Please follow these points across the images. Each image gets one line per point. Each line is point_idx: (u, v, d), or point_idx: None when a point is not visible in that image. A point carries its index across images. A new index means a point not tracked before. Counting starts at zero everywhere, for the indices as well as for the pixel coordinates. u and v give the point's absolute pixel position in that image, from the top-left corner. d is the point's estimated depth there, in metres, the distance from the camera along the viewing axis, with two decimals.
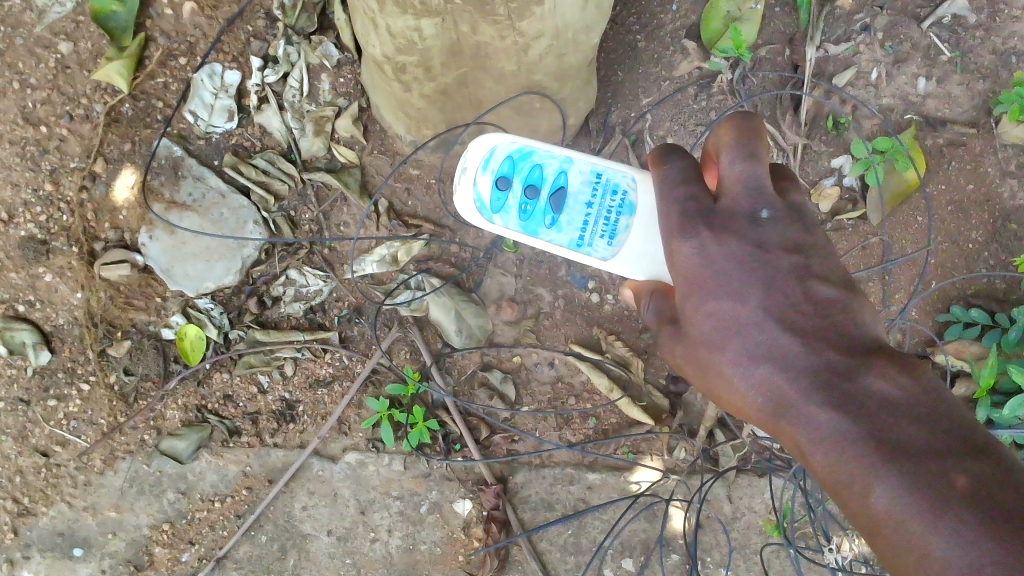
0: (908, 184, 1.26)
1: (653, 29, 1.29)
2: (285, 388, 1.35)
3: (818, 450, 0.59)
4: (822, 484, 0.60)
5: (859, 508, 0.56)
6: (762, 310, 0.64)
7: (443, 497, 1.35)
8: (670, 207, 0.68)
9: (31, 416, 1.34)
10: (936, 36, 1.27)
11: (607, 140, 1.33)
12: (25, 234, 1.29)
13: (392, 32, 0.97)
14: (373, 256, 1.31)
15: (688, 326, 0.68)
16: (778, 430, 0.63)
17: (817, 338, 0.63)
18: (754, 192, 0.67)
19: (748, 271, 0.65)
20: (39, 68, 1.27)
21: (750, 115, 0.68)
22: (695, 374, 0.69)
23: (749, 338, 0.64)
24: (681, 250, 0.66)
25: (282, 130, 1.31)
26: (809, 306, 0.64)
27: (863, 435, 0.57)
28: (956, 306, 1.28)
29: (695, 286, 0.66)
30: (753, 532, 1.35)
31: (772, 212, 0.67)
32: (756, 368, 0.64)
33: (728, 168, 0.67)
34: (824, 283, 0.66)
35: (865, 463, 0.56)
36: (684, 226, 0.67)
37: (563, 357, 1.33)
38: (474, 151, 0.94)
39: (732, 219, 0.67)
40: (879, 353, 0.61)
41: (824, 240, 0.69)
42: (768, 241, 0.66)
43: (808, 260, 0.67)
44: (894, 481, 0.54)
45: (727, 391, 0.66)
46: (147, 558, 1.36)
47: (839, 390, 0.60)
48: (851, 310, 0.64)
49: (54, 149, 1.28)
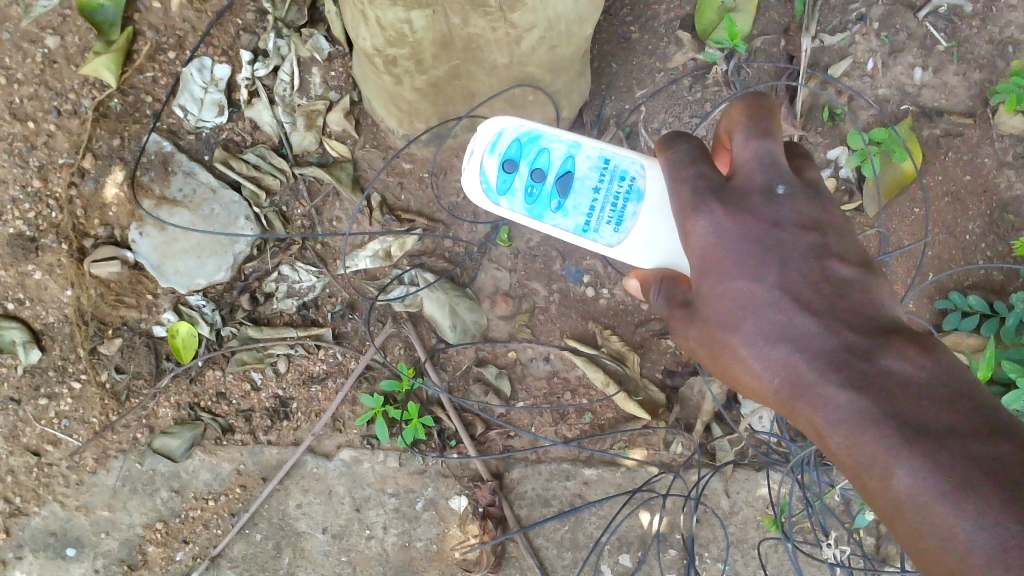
0: (903, 175, 1.25)
1: (647, 21, 1.28)
2: (279, 384, 1.33)
3: (836, 432, 0.60)
4: (840, 465, 0.61)
5: (879, 489, 0.57)
6: (778, 289, 0.65)
7: (438, 494, 1.34)
8: (682, 187, 0.69)
9: (22, 415, 1.33)
10: (932, 25, 1.26)
11: (601, 133, 1.31)
12: (13, 231, 1.28)
13: (382, 24, 0.95)
14: (366, 251, 1.30)
15: (703, 306, 0.68)
16: (794, 411, 0.63)
17: (834, 318, 0.63)
18: (768, 168, 0.68)
19: (765, 250, 0.66)
20: (25, 63, 1.25)
21: (758, 95, 0.70)
22: (709, 355, 0.69)
23: (765, 318, 0.65)
24: (694, 229, 0.68)
25: (273, 124, 1.29)
26: (827, 285, 0.64)
27: (883, 416, 0.58)
28: (955, 293, 1.27)
29: (710, 266, 0.67)
30: (750, 526, 1.34)
31: (787, 187, 0.68)
32: (772, 349, 0.64)
33: (740, 145, 0.69)
34: (842, 262, 0.66)
35: (885, 446, 0.57)
36: (697, 205, 0.68)
37: (559, 352, 1.32)
38: (481, 134, 0.93)
39: (746, 195, 0.67)
40: (898, 333, 0.62)
41: (841, 218, 0.69)
42: (784, 218, 0.67)
43: (825, 239, 0.67)
44: (915, 464, 0.55)
45: (741, 371, 0.66)
46: (141, 557, 1.35)
47: (857, 371, 0.60)
48: (868, 289, 0.65)
49: (42, 145, 1.27)
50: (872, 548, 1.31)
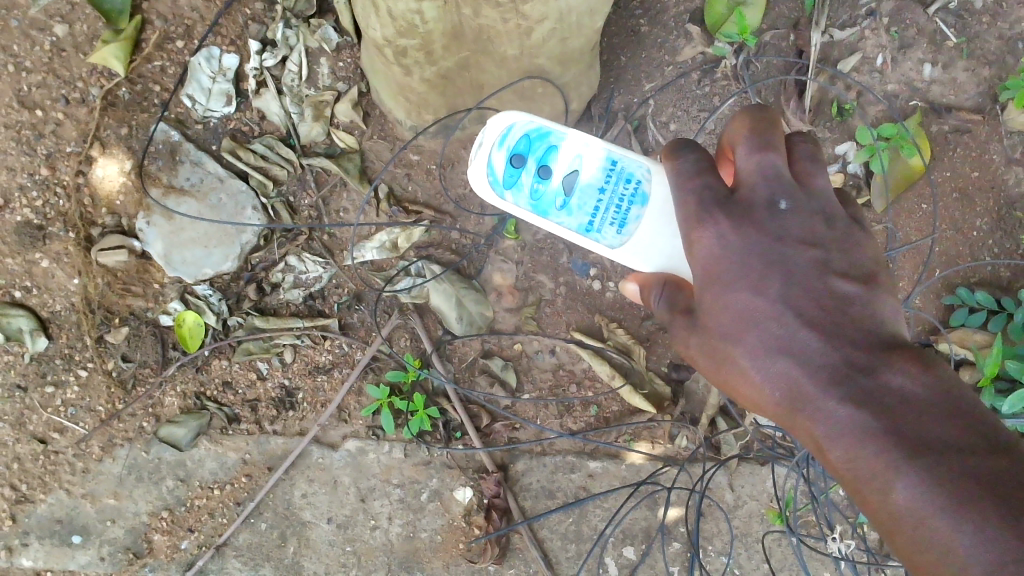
0: (913, 170, 1.24)
1: (657, 13, 1.28)
2: (285, 374, 1.34)
3: (836, 445, 0.60)
4: (839, 478, 0.61)
5: (879, 503, 0.57)
6: (781, 303, 0.65)
7: (443, 485, 1.34)
8: (687, 198, 0.69)
9: (29, 403, 1.33)
10: (943, 21, 1.26)
11: (609, 125, 1.31)
12: (21, 219, 1.28)
13: (393, 15, 0.95)
14: (373, 242, 1.30)
15: (705, 317, 0.68)
16: (794, 424, 0.64)
17: (836, 333, 0.63)
18: (771, 181, 0.68)
19: (768, 264, 0.66)
20: (34, 51, 1.25)
21: (763, 108, 0.70)
22: (710, 365, 0.69)
23: (767, 331, 0.65)
24: (699, 240, 0.67)
25: (280, 115, 1.29)
26: (830, 301, 0.65)
27: (884, 431, 0.58)
28: (962, 288, 1.27)
29: (713, 277, 0.67)
30: (755, 520, 1.35)
31: (790, 203, 0.68)
32: (774, 361, 0.64)
33: (743, 158, 0.68)
34: (845, 278, 0.66)
35: (887, 460, 0.57)
36: (701, 216, 0.67)
37: (564, 344, 1.32)
38: (491, 126, 0.93)
39: (751, 209, 0.67)
40: (899, 349, 0.62)
41: (846, 232, 0.69)
42: (787, 233, 0.67)
43: (828, 254, 0.67)
44: (916, 479, 0.55)
45: (742, 383, 0.67)
46: (146, 545, 1.35)
47: (859, 386, 0.61)
48: (872, 305, 0.65)
49: (51, 133, 1.27)
50: (876, 543, 1.32)
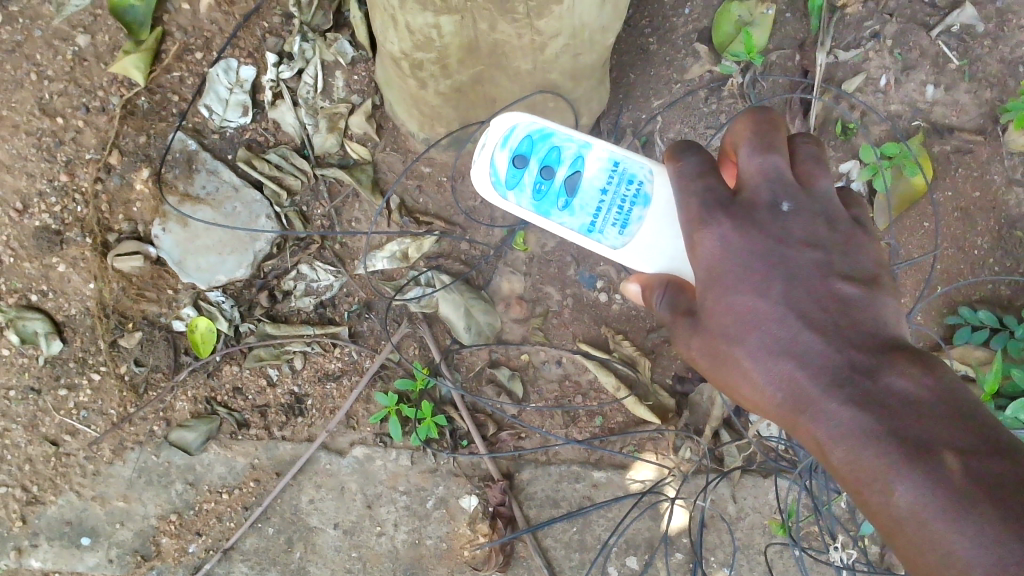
0: (914, 188, 1.27)
1: (665, 32, 1.31)
2: (295, 381, 1.36)
3: (838, 446, 0.62)
4: (842, 480, 0.63)
5: (879, 505, 0.59)
6: (783, 304, 0.67)
7: (449, 493, 1.36)
8: (690, 199, 0.71)
9: (42, 405, 1.35)
10: (946, 44, 1.29)
11: (617, 141, 1.34)
12: (39, 224, 1.31)
13: (411, 29, 0.98)
14: (384, 252, 1.33)
15: (707, 318, 0.70)
16: (796, 425, 0.65)
17: (837, 335, 0.65)
18: (773, 182, 0.70)
19: (770, 266, 0.68)
20: (56, 60, 1.28)
21: (765, 110, 0.73)
22: (712, 367, 0.71)
23: (768, 332, 0.67)
24: (702, 241, 0.70)
25: (295, 126, 1.32)
26: (831, 303, 0.67)
27: (885, 433, 0.60)
28: (965, 308, 1.30)
29: (715, 278, 0.69)
30: (757, 532, 1.36)
31: (792, 205, 0.70)
32: (776, 362, 0.66)
33: (746, 160, 0.71)
34: (846, 281, 0.68)
35: (887, 462, 0.58)
36: (704, 217, 0.70)
37: (571, 355, 1.34)
38: (494, 128, 0.95)
39: (754, 211, 0.69)
40: (901, 351, 0.64)
41: (848, 235, 0.71)
42: (789, 235, 0.69)
43: (829, 256, 0.69)
44: (915, 480, 0.57)
45: (745, 384, 0.69)
46: (154, 548, 1.37)
47: (860, 387, 0.62)
48: (873, 307, 0.67)
49: (70, 141, 1.30)
50: (877, 556, 1.33)
